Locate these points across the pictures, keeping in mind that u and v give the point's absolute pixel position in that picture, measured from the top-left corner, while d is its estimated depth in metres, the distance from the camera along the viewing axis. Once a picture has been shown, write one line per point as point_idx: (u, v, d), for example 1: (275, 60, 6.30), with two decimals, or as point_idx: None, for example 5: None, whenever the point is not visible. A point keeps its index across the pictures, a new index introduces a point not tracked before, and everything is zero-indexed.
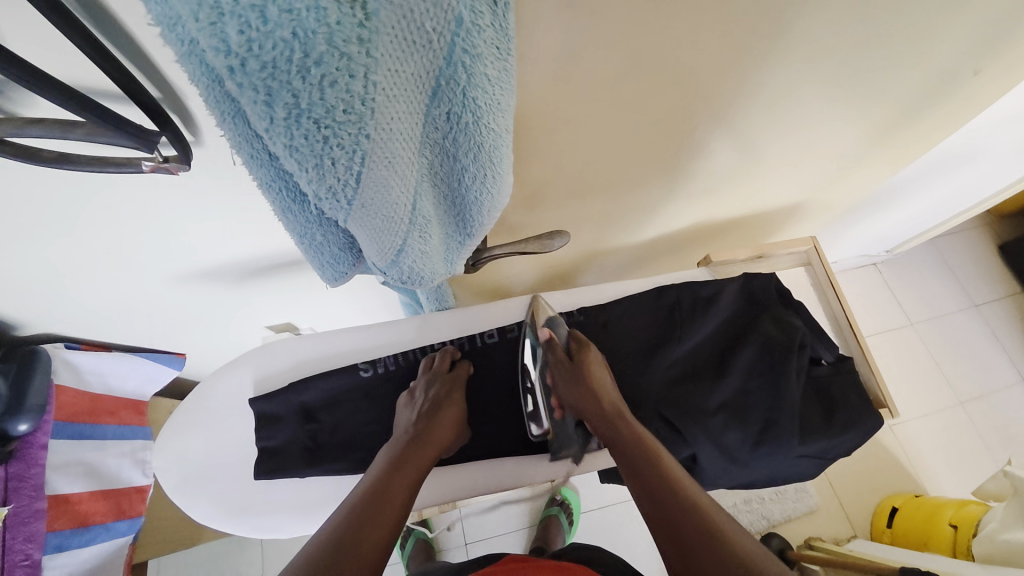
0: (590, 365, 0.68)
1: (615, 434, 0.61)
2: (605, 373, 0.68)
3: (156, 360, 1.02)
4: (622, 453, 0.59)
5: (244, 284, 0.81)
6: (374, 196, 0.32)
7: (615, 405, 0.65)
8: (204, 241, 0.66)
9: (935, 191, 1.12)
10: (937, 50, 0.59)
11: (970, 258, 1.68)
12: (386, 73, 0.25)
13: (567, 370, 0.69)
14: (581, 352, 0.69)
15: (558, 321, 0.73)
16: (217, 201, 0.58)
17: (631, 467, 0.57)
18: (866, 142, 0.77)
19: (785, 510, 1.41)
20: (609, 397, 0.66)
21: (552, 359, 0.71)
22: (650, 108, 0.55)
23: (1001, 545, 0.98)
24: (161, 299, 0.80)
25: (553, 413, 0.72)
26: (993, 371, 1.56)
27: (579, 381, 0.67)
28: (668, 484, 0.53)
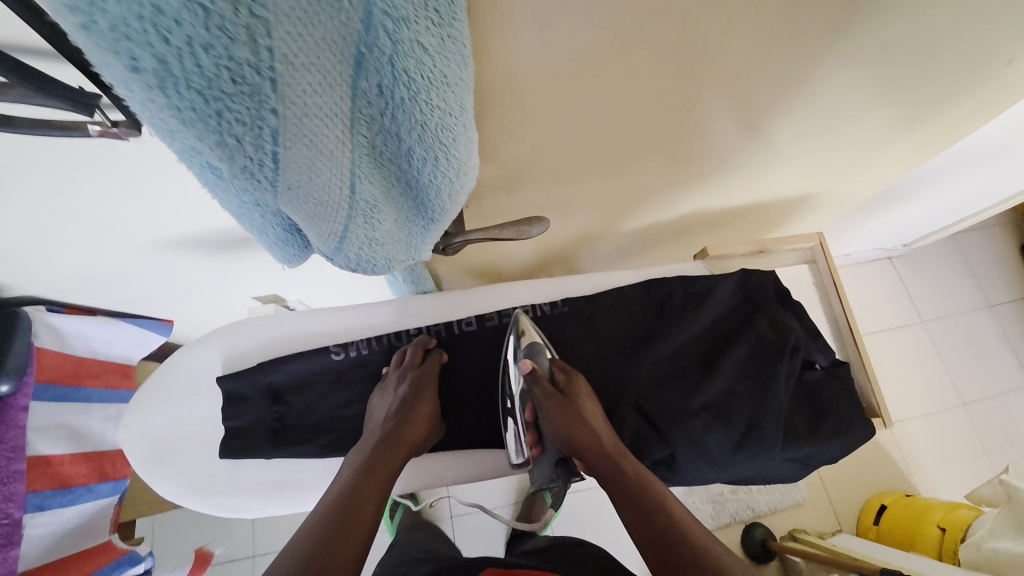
0: (581, 399, 0.63)
1: (617, 480, 0.58)
2: (597, 408, 0.63)
3: (143, 327, 1.00)
4: (627, 503, 0.56)
5: (221, 257, 0.77)
6: (298, 179, 0.28)
7: (612, 444, 0.61)
8: (171, 217, 0.63)
9: (960, 185, 1.05)
10: (973, 31, 0.52)
11: (991, 256, 1.61)
12: (281, 37, 0.21)
13: (557, 404, 0.64)
14: (571, 385, 0.65)
15: (541, 350, 0.68)
16: (179, 178, 0.55)
17: (637, 517, 0.54)
18: (887, 131, 0.71)
19: (771, 502, 1.40)
20: (604, 435, 0.61)
21: (538, 390, 0.66)
22: (640, 91, 0.49)
23: (987, 554, 0.96)
24: (136, 270, 0.78)
25: (532, 447, 0.69)
26: (1002, 374, 1.51)
27: (575, 419, 0.62)
28: (681, 538, 0.51)
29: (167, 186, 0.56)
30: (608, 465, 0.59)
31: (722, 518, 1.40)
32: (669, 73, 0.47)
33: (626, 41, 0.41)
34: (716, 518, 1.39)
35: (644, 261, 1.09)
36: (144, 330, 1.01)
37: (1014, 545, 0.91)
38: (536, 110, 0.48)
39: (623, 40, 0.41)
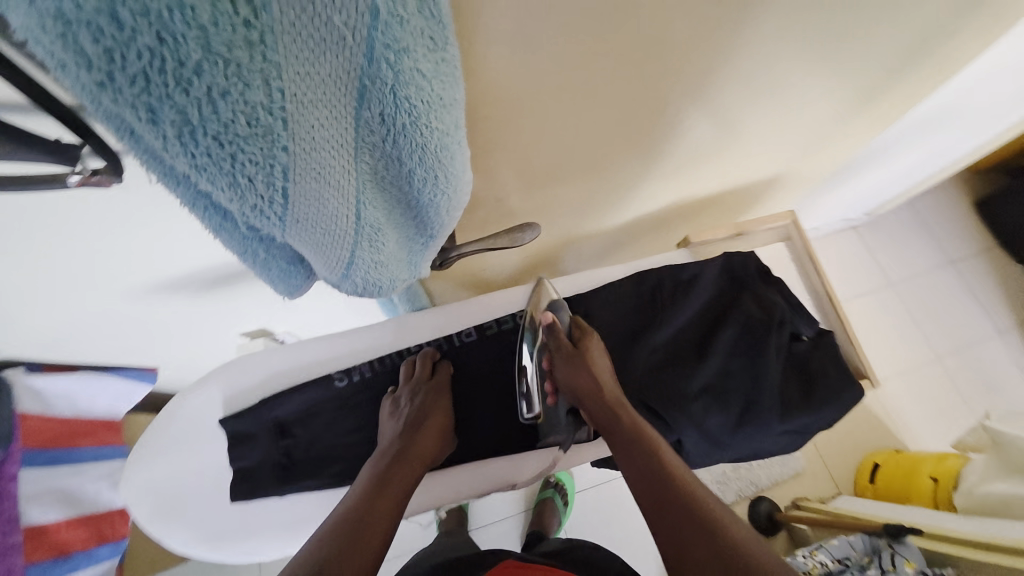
0: (593, 353, 0.67)
1: (614, 431, 0.61)
2: (606, 363, 0.67)
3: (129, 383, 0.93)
4: (623, 450, 0.59)
5: (209, 298, 0.76)
6: (307, 210, 0.29)
7: (616, 397, 0.64)
8: (158, 264, 0.62)
9: (912, 154, 1.11)
10: (910, 13, 0.56)
11: (946, 215, 1.70)
12: (291, 77, 0.21)
13: (571, 355, 0.67)
14: (585, 340, 0.68)
15: (564, 307, 0.71)
16: (164, 224, 0.54)
17: (630, 461, 0.57)
18: (842, 110, 0.75)
19: (772, 475, 1.45)
20: (608, 388, 0.65)
21: (557, 341, 0.68)
22: (614, 94, 0.51)
23: (982, 498, 1.00)
24: (122, 321, 0.76)
25: (547, 399, 0.69)
26: (970, 326, 1.59)
27: (586, 369, 0.65)
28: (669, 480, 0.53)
29: (153, 233, 0.55)
30: (609, 416, 0.62)
31: (728, 497, 1.43)
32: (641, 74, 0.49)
33: (600, 47, 0.43)
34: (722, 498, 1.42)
35: (628, 257, 1.12)
36: (130, 381, 0.93)
37: (1007, 487, 0.96)
38: (517, 123, 0.49)
39: (597, 46, 0.43)
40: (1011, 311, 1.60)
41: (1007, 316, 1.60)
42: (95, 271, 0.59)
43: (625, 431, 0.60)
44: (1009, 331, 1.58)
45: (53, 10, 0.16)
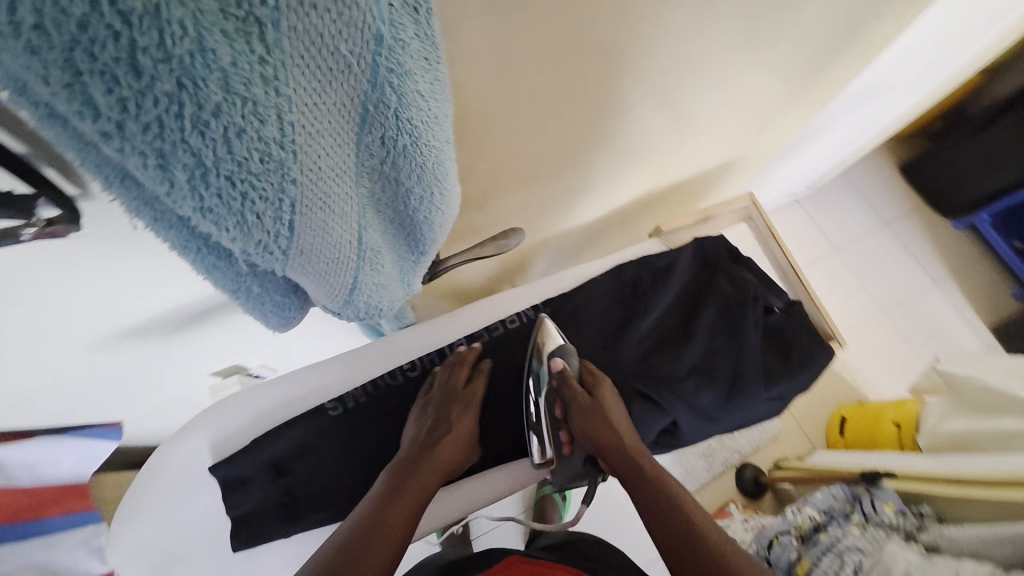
0: (607, 401, 0.68)
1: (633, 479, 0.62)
2: (621, 411, 0.68)
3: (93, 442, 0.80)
4: (644, 500, 0.60)
5: (182, 347, 0.72)
6: (312, 241, 0.28)
7: (634, 444, 0.65)
8: (126, 318, 0.58)
9: (845, 128, 1.20)
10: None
11: (877, 181, 1.84)
12: (302, 109, 0.21)
13: (586, 405, 0.67)
14: (598, 388, 0.69)
15: (572, 352, 0.71)
16: (128, 276, 0.50)
17: (654, 515, 0.59)
18: (786, 93, 0.80)
19: (753, 441, 1.52)
20: (627, 436, 0.66)
21: (569, 389, 0.68)
22: (576, 92, 0.54)
23: (945, 436, 1.09)
24: (87, 390, 0.70)
25: (563, 447, 0.70)
26: (910, 279, 1.73)
27: (603, 420, 0.66)
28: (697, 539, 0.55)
29: (121, 288, 0.52)
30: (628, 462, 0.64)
31: (716, 468, 1.49)
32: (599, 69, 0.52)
33: (558, 47, 0.46)
34: (710, 470, 1.48)
35: (600, 252, 1.15)
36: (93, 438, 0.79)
37: (965, 424, 1.05)
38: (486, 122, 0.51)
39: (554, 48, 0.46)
40: (942, 262, 1.75)
41: (940, 267, 1.75)
42: (55, 336, 0.55)
43: (647, 484, 0.61)
44: (943, 280, 1.73)
45: (63, 61, 0.15)
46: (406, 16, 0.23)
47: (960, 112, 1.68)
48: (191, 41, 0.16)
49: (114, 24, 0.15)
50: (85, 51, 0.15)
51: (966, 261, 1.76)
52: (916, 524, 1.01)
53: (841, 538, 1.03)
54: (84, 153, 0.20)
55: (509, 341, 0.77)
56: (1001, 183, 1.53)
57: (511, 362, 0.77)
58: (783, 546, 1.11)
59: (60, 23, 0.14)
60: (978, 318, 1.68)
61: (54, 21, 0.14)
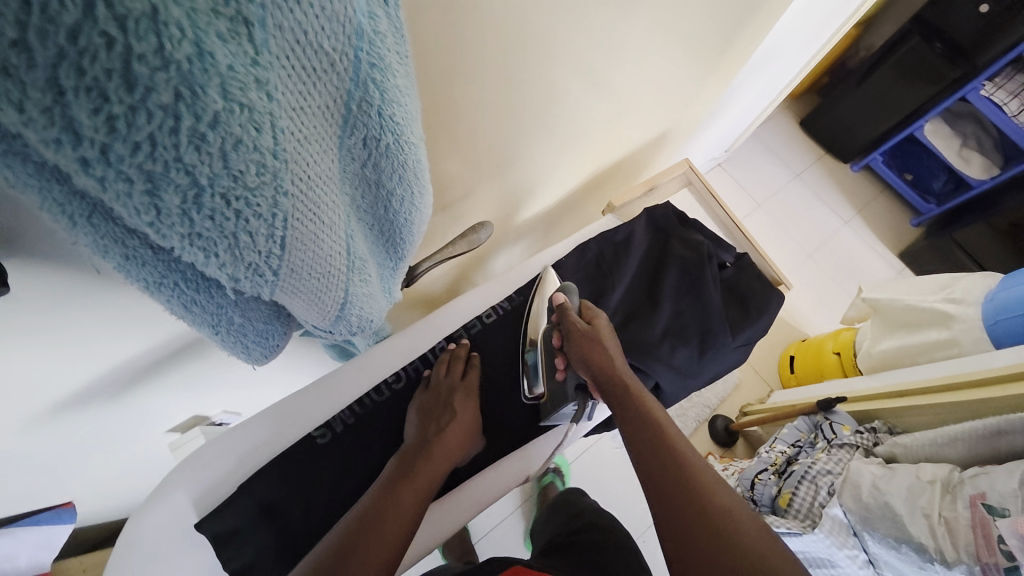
0: (602, 330, 0.69)
1: (650, 461, 0.58)
2: (616, 343, 0.70)
3: (40, 525, 0.67)
4: (656, 484, 0.56)
5: (139, 412, 0.65)
6: (303, 256, 0.27)
7: (625, 373, 0.67)
8: (73, 392, 0.52)
9: (754, 91, 1.30)
10: None
11: (784, 137, 2.01)
12: (290, 114, 0.20)
13: (581, 331, 0.69)
14: (594, 319, 0.71)
15: (574, 291, 0.75)
16: (73, 345, 0.45)
17: (635, 439, 0.61)
18: (707, 64, 0.85)
19: (718, 393, 1.63)
20: (620, 364, 0.68)
21: (569, 320, 0.70)
22: (516, 76, 0.55)
23: (881, 354, 1.22)
24: (31, 479, 0.62)
25: (556, 373, 0.72)
26: (826, 222, 1.90)
27: (595, 344, 0.68)
28: (675, 463, 0.56)
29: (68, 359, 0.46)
30: (650, 440, 0.60)
31: (690, 425, 1.58)
32: (538, 47, 0.53)
33: (493, 33, 0.47)
34: (685, 428, 1.57)
35: (554, 239, 1.17)
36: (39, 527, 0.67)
37: (896, 341, 1.18)
38: (440, 113, 0.51)
39: (489, 37, 0.47)
40: (850, 202, 1.94)
41: (848, 208, 1.94)
42: None
43: (631, 411, 0.63)
44: (853, 219, 1.92)
45: (45, 79, 0.13)
46: (381, 10, 0.22)
47: (842, 66, 1.86)
48: (190, 44, 0.15)
49: (110, 31, 0.13)
50: (71, 64, 0.13)
51: (868, 199, 1.96)
52: (872, 439, 1.12)
53: (812, 463, 1.13)
54: (48, 190, 0.18)
55: (492, 336, 0.78)
56: (888, 123, 1.72)
57: (498, 354, 0.78)
58: (764, 483, 1.20)
59: (45, 34, 0.13)
60: (886, 248, 1.88)
61: (38, 32, 0.12)
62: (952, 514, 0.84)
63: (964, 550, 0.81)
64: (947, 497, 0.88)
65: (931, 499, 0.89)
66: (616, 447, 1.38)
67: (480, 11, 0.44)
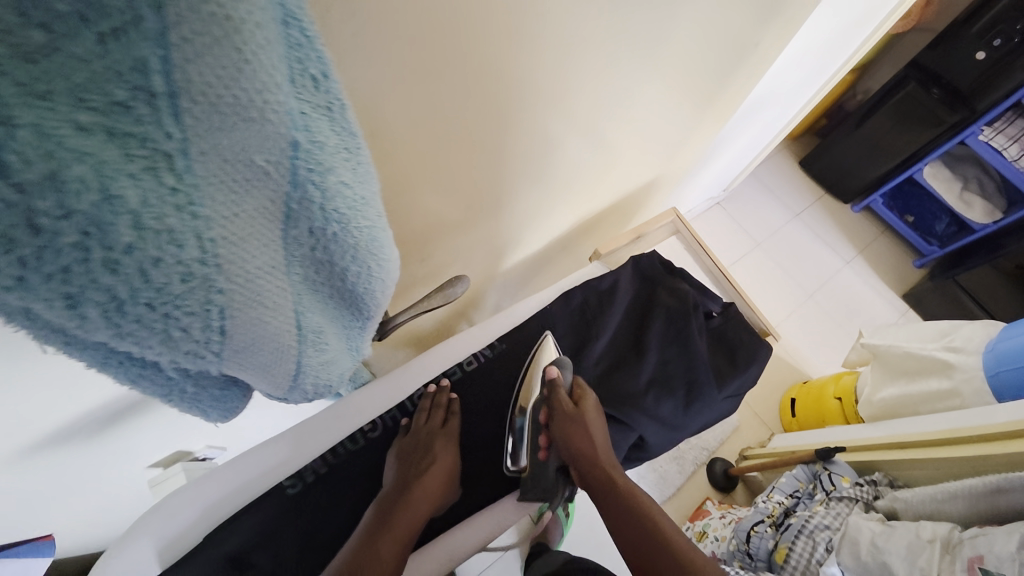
0: (588, 414, 0.71)
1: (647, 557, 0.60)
2: (601, 427, 0.71)
3: (19, 558, 0.61)
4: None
5: (124, 458, 0.65)
6: (247, 336, 0.27)
7: (609, 463, 0.69)
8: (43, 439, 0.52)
9: (748, 134, 1.32)
10: (725, 23, 0.68)
11: (783, 176, 2.03)
12: (221, 224, 0.21)
13: (569, 415, 0.71)
14: (582, 402, 0.72)
15: (568, 366, 0.74)
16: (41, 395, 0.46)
17: (623, 527, 0.63)
18: (694, 111, 0.87)
19: (717, 436, 1.59)
20: (602, 449, 0.69)
21: (557, 401, 0.72)
22: (495, 131, 0.57)
23: (881, 403, 1.19)
24: None
25: (540, 453, 0.73)
26: (826, 262, 1.89)
27: (579, 433, 0.69)
28: (664, 549, 0.60)
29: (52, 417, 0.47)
30: (641, 533, 0.62)
31: (687, 468, 1.54)
32: (508, 109, 0.55)
33: (466, 96, 0.49)
34: (683, 471, 1.53)
35: (547, 279, 1.18)
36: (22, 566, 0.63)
37: (897, 390, 1.15)
38: (404, 177, 0.53)
39: (463, 100, 0.49)
40: (850, 242, 1.94)
41: (850, 248, 1.93)
42: None
43: (616, 500, 0.65)
44: (854, 259, 1.90)
45: None
46: (322, 118, 0.23)
47: (840, 108, 1.89)
48: (93, 192, 0.16)
49: (7, 195, 0.14)
50: None
51: (870, 239, 1.95)
52: (872, 493, 1.07)
53: (810, 518, 1.07)
54: None
55: (472, 384, 0.78)
56: (888, 165, 1.74)
57: (478, 403, 0.77)
58: (760, 536, 1.13)
59: None
60: (890, 289, 1.86)
61: None
62: None
63: None
64: (947, 559, 0.82)
65: (931, 559, 0.83)
66: None
67: (440, 83, 0.45)
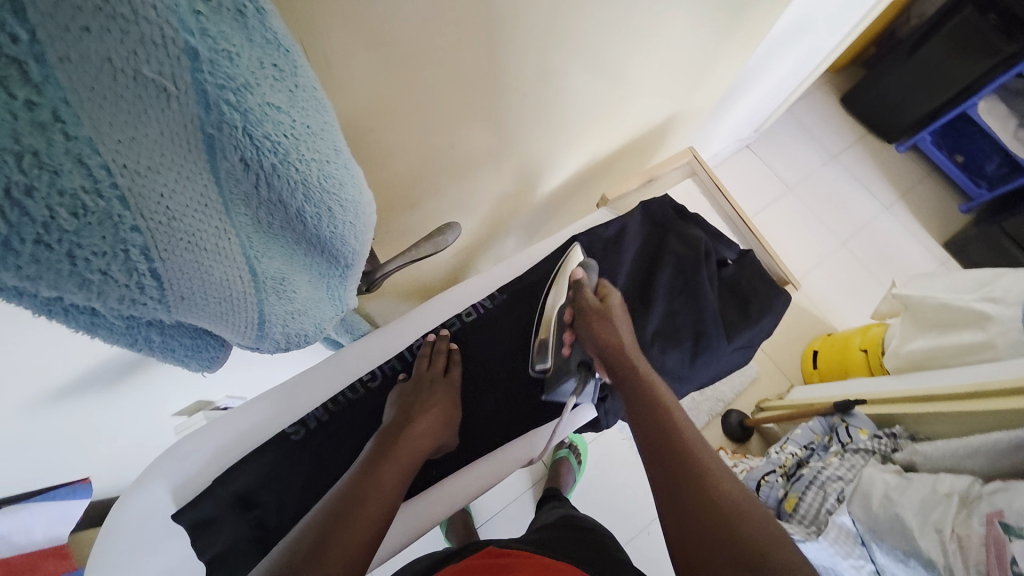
0: (613, 309, 0.68)
1: (668, 479, 0.51)
2: (628, 324, 0.68)
3: (59, 501, 0.61)
4: (672, 493, 0.50)
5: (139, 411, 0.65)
6: (188, 283, 0.26)
7: (634, 355, 0.65)
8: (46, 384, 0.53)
9: (781, 67, 1.20)
10: None
11: (821, 114, 1.87)
12: (111, 147, 0.19)
13: (595, 310, 0.68)
14: (608, 299, 0.70)
15: (593, 269, 0.74)
16: None
17: (629, 403, 0.60)
18: (715, 38, 0.78)
19: (734, 387, 1.56)
20: (627, 340, 0.66)
21: (582, 299, 0.70)
22: (491, 63, 0.51)
23: (910, 355, 1.10)
24: None
25: (562, 350, 0.72)
26: (862, 207, 1.76)
27: (604, 325, 0.67)
28: (662, 420, 0.57)
29: (70, 386, 0.47)
30: (658, 437, 0.55)
31: (702, 419, 1.53)
32: (495, 38, 0.48)
33: (453, 22, 0.43)
34: (697, 421, 1.52)
35: (557, 227, 1.13)
36: (62, 504, 0.62)
37: (925, 343, 1.08)
38: (384, 120, 0.48)
39: (451, 25, 0.44)
40: (891, 186, 1.79)
41: (889, 192, 1.79)
42: None
43: (626, 377, 0.62)
44: (894, 204, 1.77)
45: None
46: (229, 24, 0.20)
47: (891, 36, 1.71)
48: None
49: None
50: None
51: (913, 182, 1.80)
52: (891, 446, 1.02)
53: (823, 468, 1.04)
54: None
55: (473, 335, 0.76)
56: (939, 101, 1.57)
57: (479, 355, 0.76)
58: (771, 485, 1.11)
59: None
60: (930, 237, 1.73)
61: None
62: (966, 532, 0.73)
63: (974, 568, 0.70)
64: (961, 514, 0.76)
65: (944, 514, 0.77)
66: (625, 438, 1.32)
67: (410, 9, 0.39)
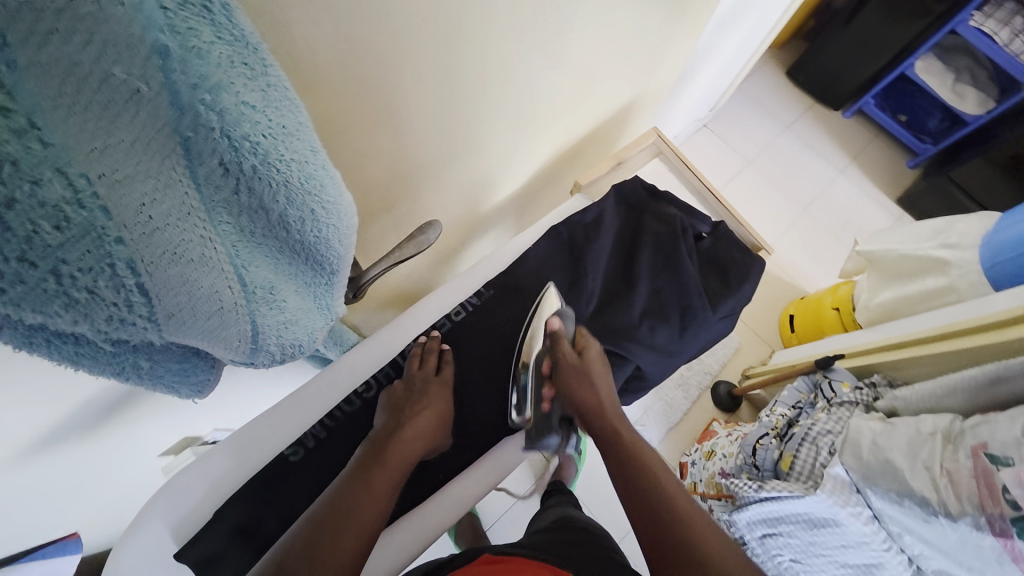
0: (593, 365, 0.71)
1: (644, 508, 0.59)
2: (606, 380, 0.72)
3: (49, 559, 0.59)
4: (651, 523, 0.58)
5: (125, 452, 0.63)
6: (177, 297, 0.25)
7: (612, 409, 0.70)
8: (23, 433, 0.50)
9: (729, 45, 1.24)
10: None
11: (771, 88, 1.94)
12: (88, 155, 0.18)
13: (575, 366, 0.71)
14: (587, 353, 0.72)
15: (569, 316, 0.74)
16: None
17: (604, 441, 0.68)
18: (668, 20, 0.80)
19: (719, 359, 1.60)
20: (605, 395, 0.71)
21: (561, 353, 0.72)
22: (455, 58, 0.52)
23: (879, 307, 1.17)
24: None
25: (541, 403, 0.74)
26: (818, 173, 1.83)
27: (585, 383, 0.71)
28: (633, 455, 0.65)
29: (54, 432, 0.45)
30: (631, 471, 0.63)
31: (692, 393, 1.57)
32: (459, 31, 0.49)
33: (416, 18, 0.44)
34: (688, 397, 1.55)
35: (532, 220, 1.14)
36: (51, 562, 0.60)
37: (893, 293, 1.13)
38: (356, 124, 0.48)
39: (415, 22, 0.44)
40: (843, 150, 1.87)
41: (842, 156, 1.87)
42: None
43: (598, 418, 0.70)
44: (847, 167, 1.85)
45: None
46: (197, 20, 0.20)
47: (827, 7, 1.78)
48: None
49: None
50: None
51: (862, 144, 1.88)
52: (872, 395, 1.05)
53: (813, 425, 1.04)
54: None
55: (464, 334, 0.76)
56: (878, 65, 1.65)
57: (471, 352, 0.76)
58: (766, 448, 1.11)
59: None
60: (884, 195, 1.81)
61: None
62: (954, 466, 0.76)
63: (968, 502, 0.73)
64: (947, 450, 0.79)
65: (932, 451, 0.80)
66: None
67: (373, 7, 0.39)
